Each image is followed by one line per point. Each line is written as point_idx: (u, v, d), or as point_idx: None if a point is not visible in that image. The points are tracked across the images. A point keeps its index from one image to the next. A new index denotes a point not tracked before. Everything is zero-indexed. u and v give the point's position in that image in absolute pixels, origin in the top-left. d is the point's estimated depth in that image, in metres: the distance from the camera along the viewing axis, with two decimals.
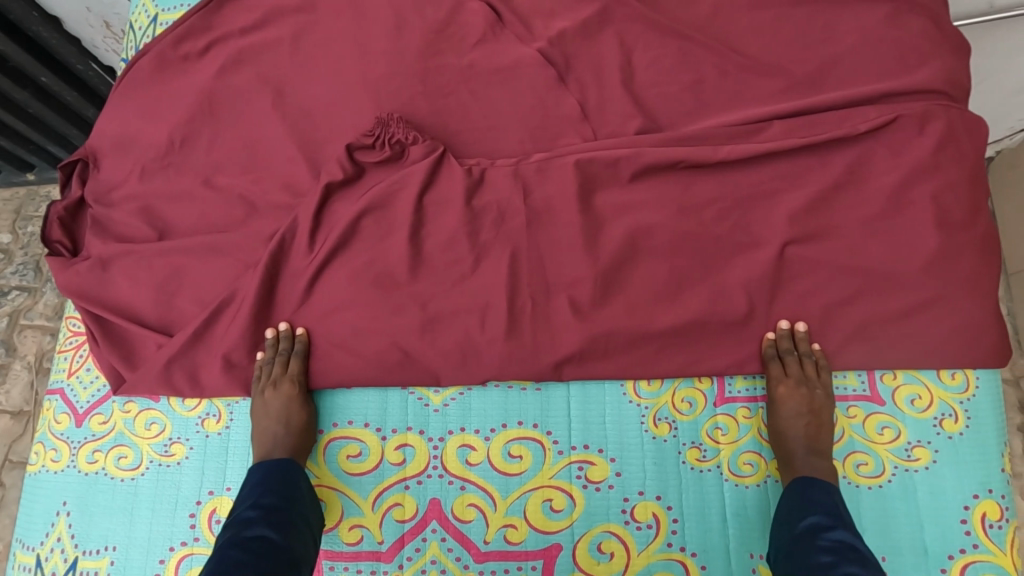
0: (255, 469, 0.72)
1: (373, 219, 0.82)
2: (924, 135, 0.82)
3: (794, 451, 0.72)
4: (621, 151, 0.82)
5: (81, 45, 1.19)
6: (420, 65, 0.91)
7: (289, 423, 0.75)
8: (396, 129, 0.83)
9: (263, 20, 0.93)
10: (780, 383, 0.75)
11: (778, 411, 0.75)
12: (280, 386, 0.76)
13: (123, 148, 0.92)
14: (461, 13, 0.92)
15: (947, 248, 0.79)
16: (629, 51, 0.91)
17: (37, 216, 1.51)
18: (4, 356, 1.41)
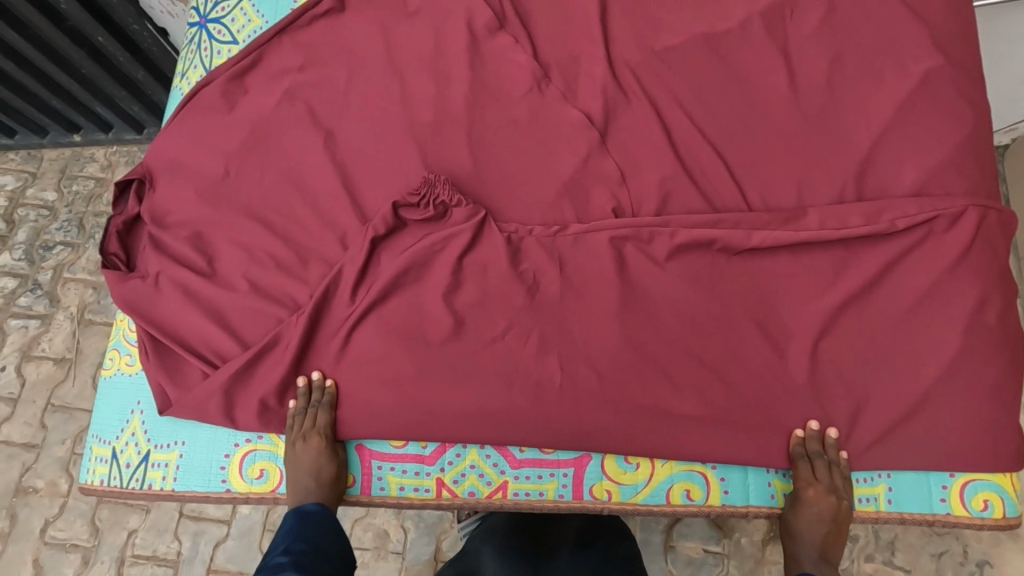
0: (290, 516, 0.80)
1: (417, 277, 0.85)
2: (977, 238, 0.81)
3: (804, 549, 0.78)
4: (656, 230, 0.85)
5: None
6: (470, 122, 0.92)
7: (320, 479, 0.81)
8: (441, 191, 0.86)
9: (322, 59, 0.95)
10: (810, 487, 0.77)
11: (800, 511, 0.78)
12: (309, 441, 0.81)
13: (177, 171, 0.94)
14: (513, 69, 0.94)
15: (987, 356, 0.78)
16: (677, 122, 0.92)
17: (80, 176, 2.04)
18: (51, 307, 1.87)
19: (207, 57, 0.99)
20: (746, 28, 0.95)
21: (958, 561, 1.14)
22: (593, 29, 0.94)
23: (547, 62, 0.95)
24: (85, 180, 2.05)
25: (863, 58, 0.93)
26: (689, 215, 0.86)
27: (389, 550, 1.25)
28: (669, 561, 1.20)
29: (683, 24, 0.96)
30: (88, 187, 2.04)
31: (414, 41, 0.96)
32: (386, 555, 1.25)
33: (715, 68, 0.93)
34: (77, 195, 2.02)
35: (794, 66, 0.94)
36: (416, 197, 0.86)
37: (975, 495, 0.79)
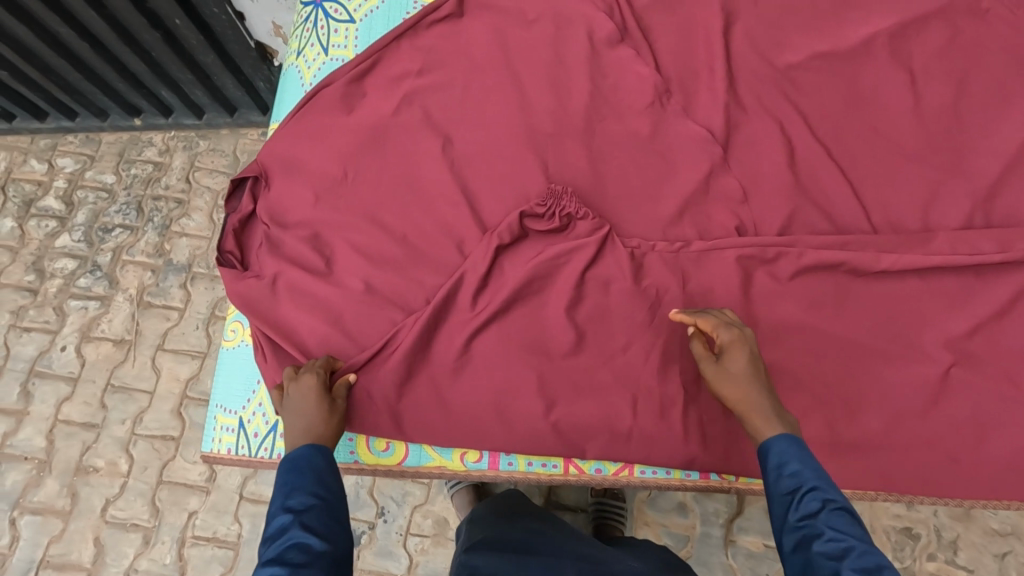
0: (285, 466, 0.74)
1: (542, 287, 0.86)
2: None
3: (748, 391, 0.73)
4: (782, 248, 0.85)
5: None
6: (590, 132, 0.92)
7: (306, 417, 0.77)
8: (568, 203, 0.86)
9: (439, 64, 0.96)
10: (720, 329, 0.76)
11: (733, 360, 0.75)
12: (302, 377, 0.80)
13: (294, 170, 0.93)
14: (634, 81, 0.93)
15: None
16: (801, 139, 0.91)
17: (139, 160, 2.04)
18: (111, 289, 1.89)
19: (325, 35, 0.98)
20: (872, 47, 0.93)
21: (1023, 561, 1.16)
22: (715, 45, 0.94)
23: (667, 76, 0.95)
24: (143, 164, 2.05)
25: (993, 82, 0.91)
26: (815, 236, 0.86)
27: (448, 536, 1.27)
28: (730, 555, 1.22)
29: (807, 41, 0.94)
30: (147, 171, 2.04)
31: (532, 49, 0.95)
32: (445, 541, 1.26)
33: (840, 86, 0.92)
34: (137, 178, 2.03)
35: (918, 85, 0.92)
36: (543, 207, 0.86)
37: None
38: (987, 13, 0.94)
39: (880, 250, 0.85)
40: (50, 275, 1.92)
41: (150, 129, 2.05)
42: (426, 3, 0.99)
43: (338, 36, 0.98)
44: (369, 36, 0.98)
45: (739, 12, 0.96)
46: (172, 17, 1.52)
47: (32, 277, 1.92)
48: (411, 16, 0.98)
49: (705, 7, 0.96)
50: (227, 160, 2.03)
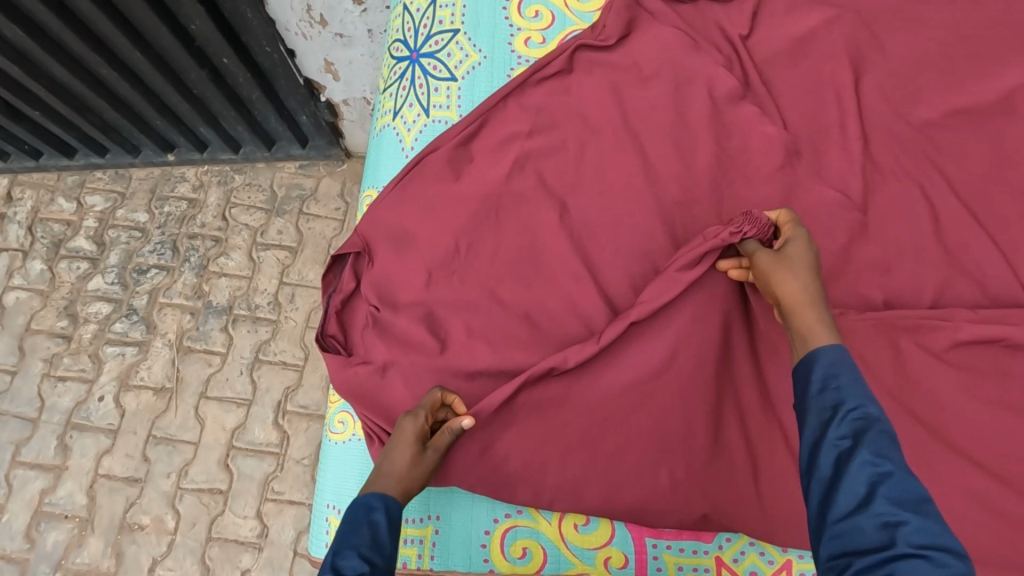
0: (352, 507, 0.67)
1: (689, 373, 0.77)
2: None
3: (811, 294, 0.69)
4: (938, 324, 0.80)
5: (275, 30, 1.41)
6: (721, 198, 0.86)
7: (390, 460, 0.72)
8: (750, 229, 0.75)
9: (550, 125, 0.89)
10: (788, 225, 0.75)
11: (793, 258, 0.71)
12: (404, 421, 0.73)
13: (400, 243, 0.86)
14: (764, 141, 0.87)
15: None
16: (945, 203, 0.85)
17: (172, 197, 1.85)
18: (148, 334, 1.69)
19: (425, 94, 0.91)
20: (1013, 103, 0.88)
21: None
22: (846, 102, 0.88)
23: (796, 135, 0.89)
24: (176, 200, 1.86)
25: None
26: (969, 310, 0.81)
27: None
28: None
29: (942, 97, 0.89)
30: (180, 208, 1.85)
31: (650, 108, 0.89)
32: None
33: (981, 145, 0.87)
34: (171, 216, 1.83)
35: None
36: (741, 236, 0.75)
37: None
38: None
39: None
40: (83, 321, 1.72)
41: (184, 164, 1.86)
42: (532, 58, 0.92)
43: (438, 95, 0.91)
44: (472, 95, 0.91)
45: (868, 66, 0.91)
46: (222, 55, 1.42)
47: (64, 323, 1.72)
48: (516, 74, 0.92)
49: (833, 60, 0.90)
50: (264, 195, 1.85)
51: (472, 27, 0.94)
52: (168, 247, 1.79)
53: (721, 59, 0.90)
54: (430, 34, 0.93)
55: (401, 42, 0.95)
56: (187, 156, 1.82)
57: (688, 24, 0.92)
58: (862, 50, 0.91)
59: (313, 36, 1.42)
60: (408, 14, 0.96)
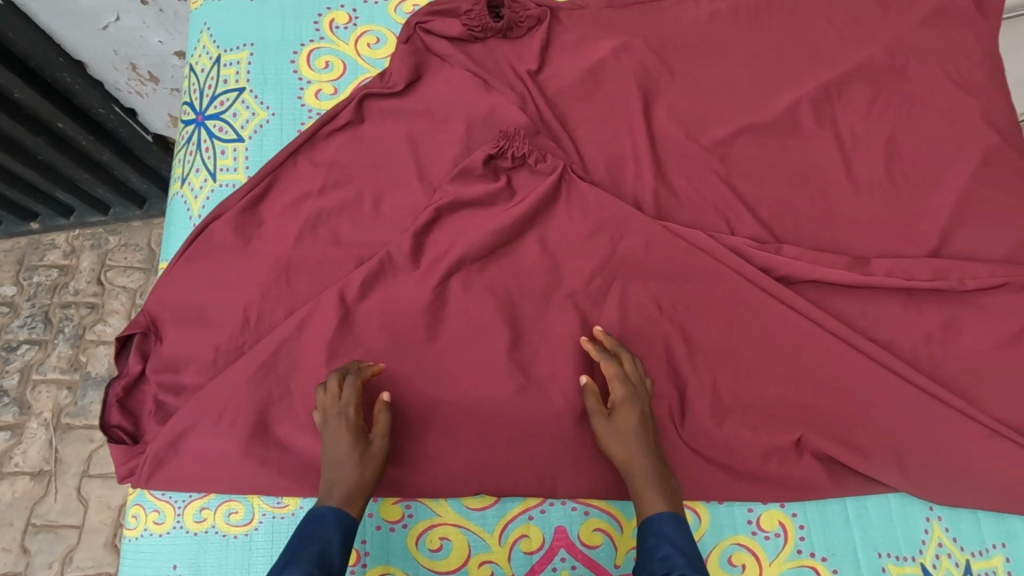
0: (303, 523, 0.66)
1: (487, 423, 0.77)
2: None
3: (635, 457, 0.70)
4: (727, 317, 0.81)
5: (105, 90, 1.33)
6: (522, 237, 0.84)
7: (337, 465, 0.69)
8: (521, 144, 0.84)
9: (343, 180, 0.87)
10: (616, 383, 0.73)
11: (618, 422, 0.72)
12: (331, 419, 0.71)
13: (189, 320, 0.81)
14: (563, 173, 0.85)
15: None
16: (739, 221, 0.85)
17: (42, 266, 1.65)
18: (21, 415, 1.48)
19: (211, 158, 0.88)
20: (796, 116, 0.90)
21: None
22: (639, 129, 0.88)
23: (594, 166, 0.88)
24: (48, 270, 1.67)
25: (923, 140, 0.89)
26: (749, 237, 0.84)
27: None
28: None
29: (730, 116, 0.90)
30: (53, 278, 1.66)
31: (444, 153, 0.88)
32: None
33: (769, 159, 0.88)
34: (42, 286, 1.64)
35: (846, 151, 0.89)
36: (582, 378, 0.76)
37: None
38: (905, 69, 0.92)
39: (824, 309, 0.82)
40: None
41: (53, 232, 1.64)
42: (322, 111, 0.90)
43: (223, 157, 0.88)
44: (260, 155, 0.88)
45: (660, 90, 0.91)
46: (53, 120, 1.26)
47: None
48: (306, 128, 0.89)
49: (624, 89, 0.91)
50: (143, 254, 1.66)
51: (259, 84, 0.91)
52: (38, 319, 1.58)
53: (514, 97, 0.90)
54: (215, 94, 0.90)
55: (189, 105, 0.92)
56: (51, 223, 1.61)
57: (480, 65, 0.91)
58: (652, 76, 0.91)
59: (149, 94, 1.36)
60: (194, 75, 0.92)
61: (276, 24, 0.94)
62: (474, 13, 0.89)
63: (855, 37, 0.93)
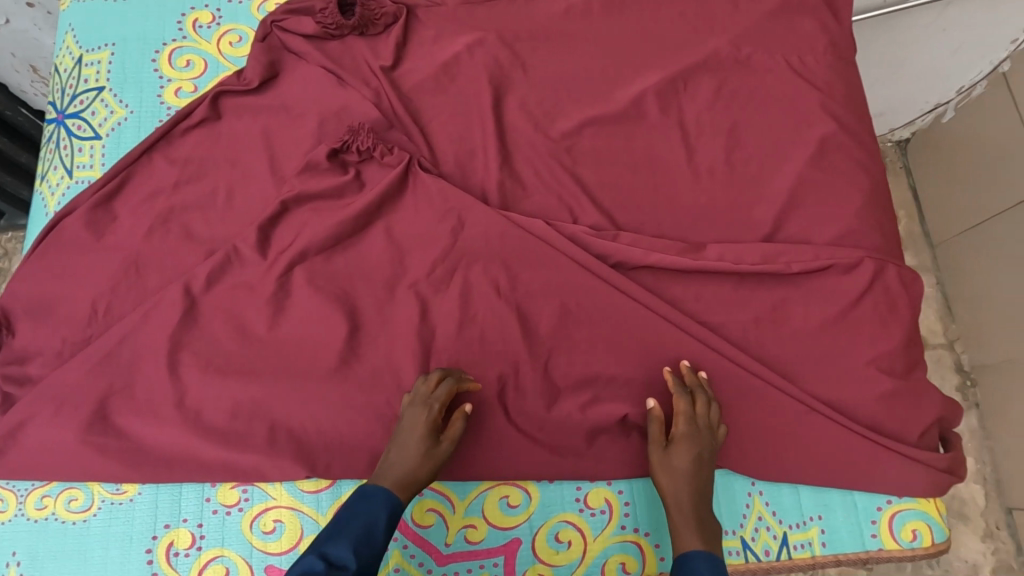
0: (344, 502, 0.69)
1: (321, 409, 0.78)
2: (882, 306, 0.83)
3: (680, 493, 0.72)
4: (562, 302, 0.83)
5: (9, 92, 1.20)
6: (368, 228, 0.86)
7: (400, 450, 0.73)
8: (365, 139, 0.87)
9: (197, 175, 0.89)
10: (681, 420, 0.75)
11: (671, 455, 0.74)
12: (423, 408, 0.74)
13: (39, 314, 0.83)
14: (408, 165, 0.87)
15: (913, 418, 0.80)
16: (580, 209, 0.88)
17: None
18: None
19: (68, 156, 0.90)
20: (641, 107, 0.92)
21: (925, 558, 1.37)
22: (488, 121, 0.90)
23: (444, 158, 0.90)
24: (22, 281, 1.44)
25: (764, 129, 0.91)
26: (588, 226, 0.86)
27: None
28: None
29: (578, 108, 0.93)
30: None
31: (296, 148, 0.90)
32: None
33: (614, 150, 0.91)
34: None
35: (689, 140, 0.91)
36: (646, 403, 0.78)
37: (903, 526, 0.78)
38: (750, 60, 0.94)
39: (657, 293, 0.84)
40: None
41: None
42: (179, 108, 0.91)
43: (81, 155, 0.90)
44: (117, 152, 0.90)
45: (512, 84, 0.94)
46: None
47: None
48: (162, 124, 0.91)
49: (475, 83, 0.93)
50: None
51: (119, 83, 0.93)
52: None
53: (367, 92, 0.92)
54: (76, 93, 0.92)
55: (52, 104, 0.94)
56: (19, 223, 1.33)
57: (335, 61, 0.93)
58: (505, 70, 0.94)
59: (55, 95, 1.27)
60: (58, 75, 0.94)
61: (139, 24, 0.96)
62: (327, 12, 0.92)
63: (702, 30, 0.96)
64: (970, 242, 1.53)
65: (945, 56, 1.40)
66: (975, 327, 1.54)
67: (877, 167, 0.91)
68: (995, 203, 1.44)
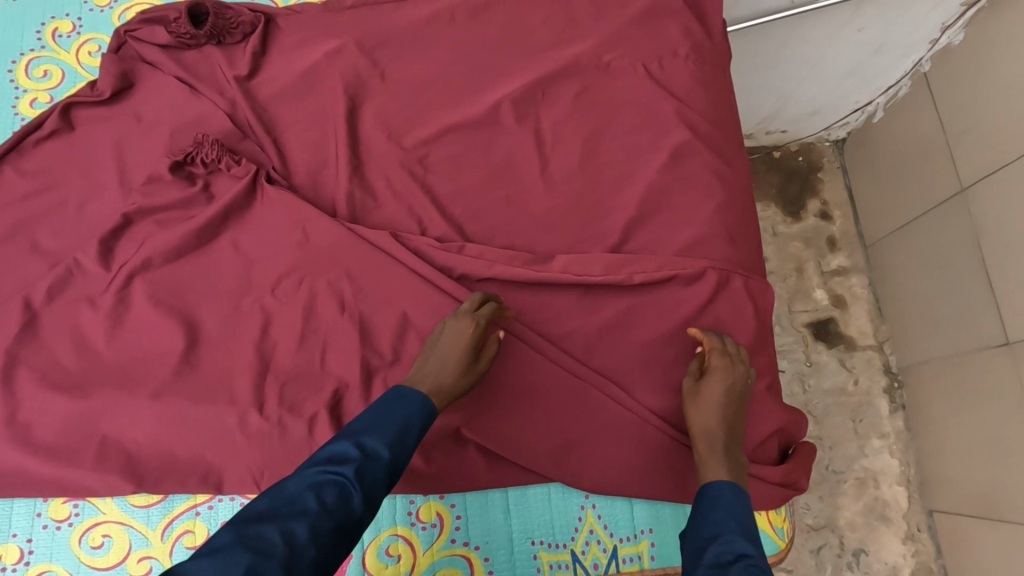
0: (385, 399, 0.69)
1: (151, 423, 0.78)
2: (724, 317, 0.83)
3: (711, 418, 0.74)
4: (404, 314, 0.83)
5: None
6: (216, 240, 0.86)
7: (442, 359, 0.74)
8: (208, 150, 0.86)
9: (45, 186, 0.88)
10: (713, 354, 0.77)
11: (707, 384, 0.76)
12: (462, 323, 0.75)
13: None
14: (255, 177, 0.87)
15: (748, 430, 0.80)
16: (429, 220, 0.88)
17: None
18: None
19: None
20: (496, 116, 0.92)
21: (837, 553, 1.41)
22: (341, 131, 0.90)
23: (295, 169, 0.90)
24: None
25: (620, 138, 0.91)
26: (434, 238, 0.86)
27: None
28: None
29: (434, 117, 0.92)
30: None
31: (145, 156, 0.89)
32: None
33: (468, 159, 0.90)
34: None
35: (544, 149, 0.91)
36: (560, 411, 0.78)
37: None
38: (610, 68, 0.94)
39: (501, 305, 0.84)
40: None
41: None
42: (31, 119, 0.91)
43: None
44: None
45: (369, 93, 0.93)
46: None
47: None
48: (13, 134, 0.90)
49: (332, 92, 0.92)
50: None
51: None
52: None
53: (221, 101, 0.91)
54: None
55: None
56: None
57: (191, 71, 0.93)
58: (362, 79, 0.93)
59: None
60: None
61: None
62: (180, 22, 0.91)
63: (564, 38, 0.95)
64: (896, 247, 1.52)
65: (866, 55, 1.39)
66: (903, 326, 1.51)
67: (736, 175, 0.91)
68: (920, 204, 1.43)
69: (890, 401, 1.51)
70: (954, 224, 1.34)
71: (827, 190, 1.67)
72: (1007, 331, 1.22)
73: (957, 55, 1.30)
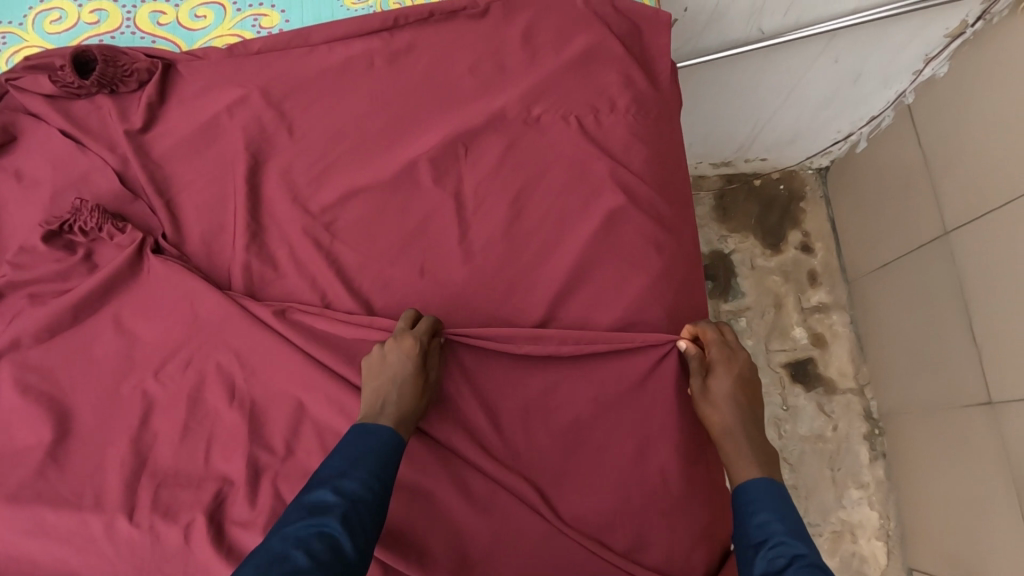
0: (352, 435, 0.65)
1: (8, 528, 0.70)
2: (654, 407, 0.74)
3: (726, 418, 0.70)
4: (299, 402, 0.75)
5: None
6: (97, 315, 0.79)
7: (391, 383, 0.69)
8: (84, 217, 0.79)
9: None
10: (712, 347, 0.74)
11: (715, 380, 0.72)
12: (402, 341, 0.71)
13: None
14: (141, 245, 0.79)
15: (679, 538, 0.71)
16: (332, 292, 0.79)
17: None
18: None
19: None
20: (411, 174, 0.83)
21: None
22: (238, 192, 0.82)
23: (189, 234, 0.82)
24: None
25: (548, 200, 0.82)
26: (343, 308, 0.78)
27: None
28: None
29: (344, 175, 0.83)
30: None
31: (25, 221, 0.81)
32: None
33: (379, 223, 0.82)
34: None
35: (463, 212, 0.82)
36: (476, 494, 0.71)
37: None
38: (540, 121, 0.85)
39: None
40: None
41: None
42: None
43: None
44: None
45: (274, 148, 0.84)
46: None
47: None
48: None
49: (232, 147, 0.84)
50: None
51: None
52: None
53: (109, 157, 0.83)
54: None
55: None
56: None
57: (78, 123, 0.85)
58: (266, 133, 0.85)
59: None
60: None
61: None
62: (64, 70, 0.83)
63: (490, 87, 0.87)
64: (874, 290, 1.40)
65: (845, 85, 1.26)
66: (883, 369, 1.38)
67: (675, 241, 0.82)
68: (899, 246, 1.33)
69: (870, 448, 1.38)
70: (935, 270, 1.24)
71: (809, 220, 1.53)
72: (989, 390, 1.11)
73: (941, 88, 1.19)
